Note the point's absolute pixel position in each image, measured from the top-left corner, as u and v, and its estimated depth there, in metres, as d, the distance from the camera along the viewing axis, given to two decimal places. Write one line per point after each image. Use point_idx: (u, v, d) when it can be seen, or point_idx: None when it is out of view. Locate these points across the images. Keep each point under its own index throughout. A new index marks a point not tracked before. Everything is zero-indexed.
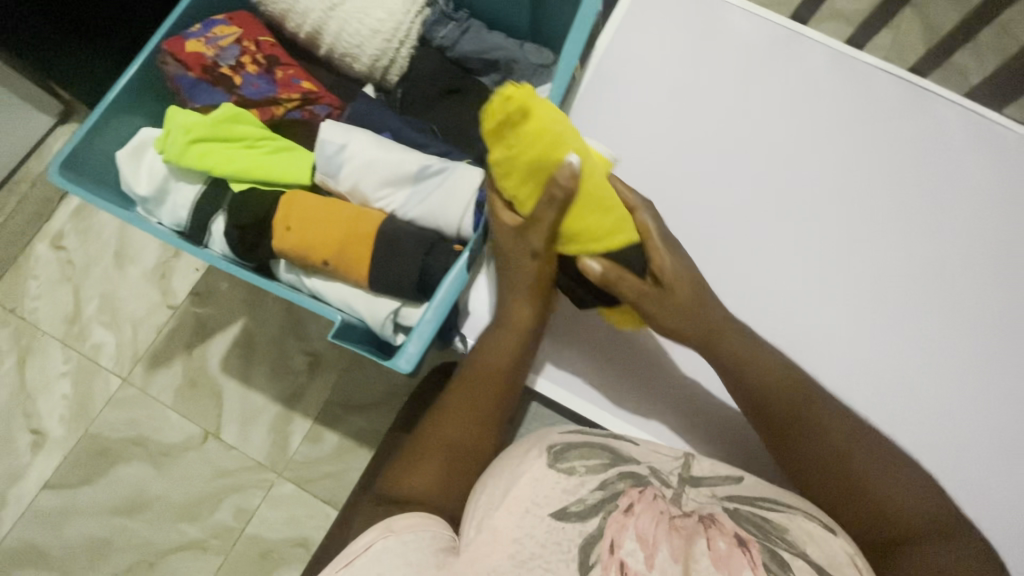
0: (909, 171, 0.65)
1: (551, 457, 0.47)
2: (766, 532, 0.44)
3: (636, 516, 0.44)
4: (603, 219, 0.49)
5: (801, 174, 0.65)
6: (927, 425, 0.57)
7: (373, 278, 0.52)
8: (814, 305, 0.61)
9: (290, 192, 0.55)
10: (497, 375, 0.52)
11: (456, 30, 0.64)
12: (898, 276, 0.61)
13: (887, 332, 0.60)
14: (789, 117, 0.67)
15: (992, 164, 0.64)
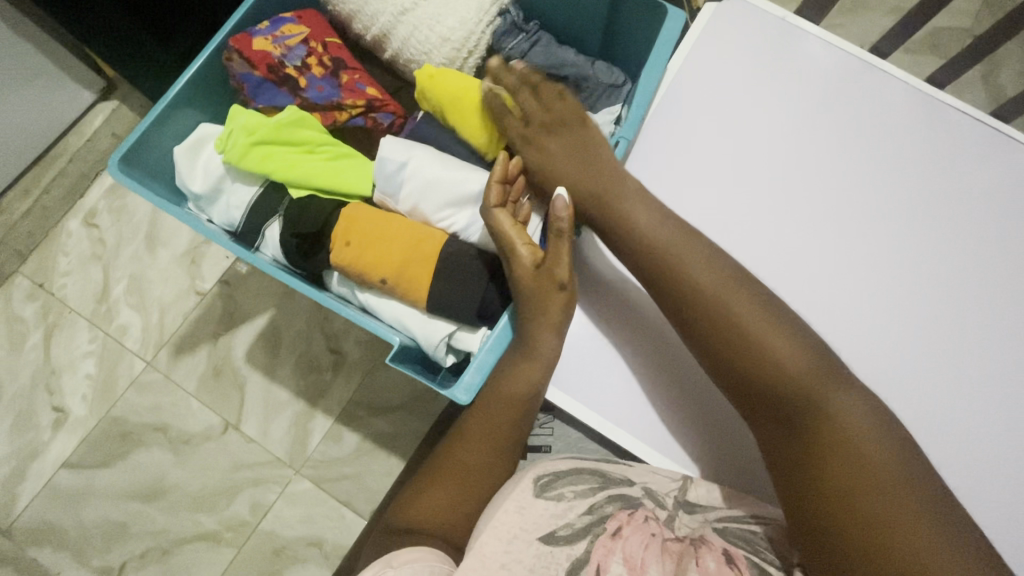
0: (989, 220, 0.62)
1: (538, 488, 0.50)
2: (754, 546, 0.48)
3: (623, 539, 0.47)
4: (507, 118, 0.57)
5: (872, 216, 0.62)
6: (987, 490, 0.55)
7: (432, 300, 0.50)
8: (882, 359, 0.58)
9: (352, 204, 0.53)
10: (515, 407, 0.50)
11: (525, 42, 0.62)
12: (972, 335, 0.59)
13: (957, 395, 0.57)
14: (863, 153, 0.64)
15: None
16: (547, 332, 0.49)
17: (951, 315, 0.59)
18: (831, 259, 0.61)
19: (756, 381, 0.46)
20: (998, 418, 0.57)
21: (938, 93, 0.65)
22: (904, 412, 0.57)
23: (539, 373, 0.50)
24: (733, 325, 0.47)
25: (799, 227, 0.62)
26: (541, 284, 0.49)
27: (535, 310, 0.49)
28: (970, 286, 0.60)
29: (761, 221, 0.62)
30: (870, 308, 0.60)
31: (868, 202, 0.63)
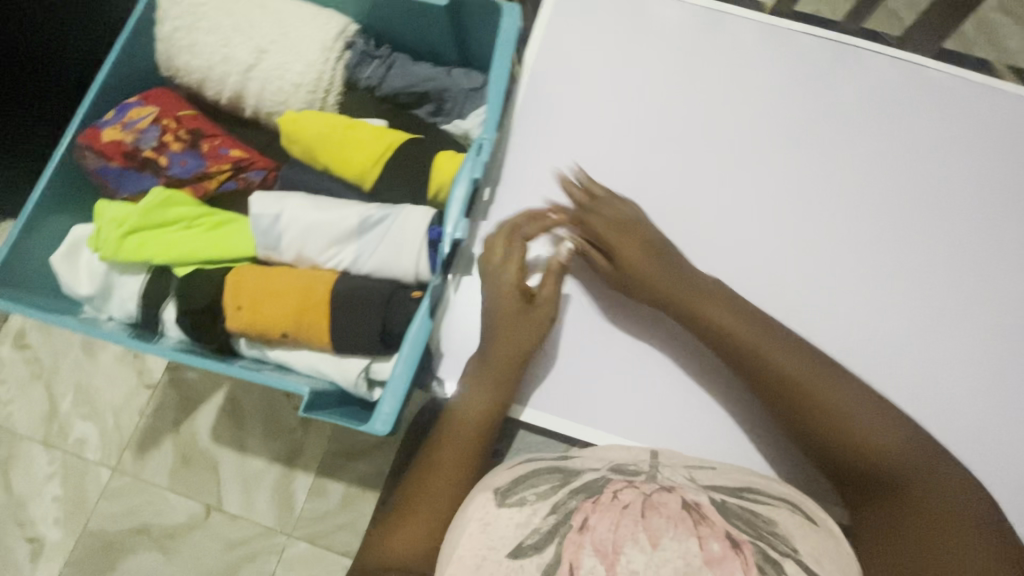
0: (851, 123, 0.65)
1: (500, 498, 0.50)
2: (756, 528, 0.45)
3: (592, 527, 0.45)
4: (363, 148, 0.56)
5: (747, 147, 0.65)
6: (900, 370, 0.59)
7: (335, 339, 0.51)
8: (788, 286, 0.61)
9: (238, 267, 0.53)
10: (477, 429, 0.54)
11: (380, 67, 0.63)
12: (860, 236, 0.62)
13: (865, 305, 0.61)
14: (726, 93, 0.67)
15: (947, 120, 0.64)
16: (508, 356, 0.55)
17: (837, 220, 0.63)
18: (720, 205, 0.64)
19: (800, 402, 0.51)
20: (902, 316, 0.60)
21: (787, 24, 0.68)
22: (812, 323, 0.60)
23: (495, 394, 0.55)
24: (760, 354, 0.52)
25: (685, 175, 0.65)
26: (535, 316, 0.56)
27: (510, 330, 0.55)
28: (847, 191, 0.64)
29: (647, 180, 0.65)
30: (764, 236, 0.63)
31: (742, 142, 0.65)
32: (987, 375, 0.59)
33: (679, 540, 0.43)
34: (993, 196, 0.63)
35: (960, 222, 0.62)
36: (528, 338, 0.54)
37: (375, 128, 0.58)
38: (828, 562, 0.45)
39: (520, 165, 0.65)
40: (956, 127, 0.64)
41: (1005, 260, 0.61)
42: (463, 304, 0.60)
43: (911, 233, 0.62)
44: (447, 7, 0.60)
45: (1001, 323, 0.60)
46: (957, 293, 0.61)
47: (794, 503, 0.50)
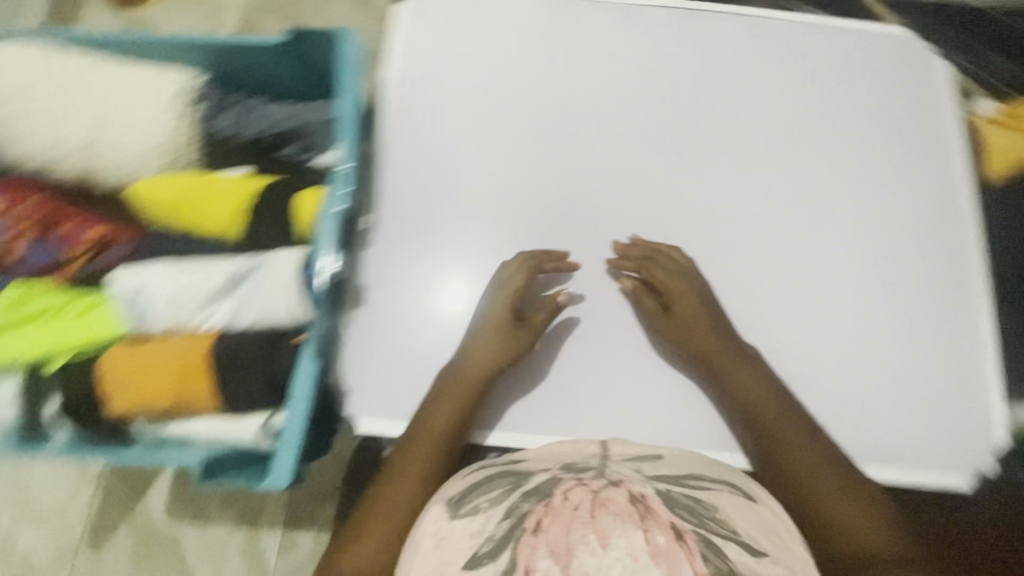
0: (708, 85, 0.69)
1: (452, 509, 0.49)
2: (699, 515, 0.46)
3: (545, 531, 0.44)
4: (213, 203, 0.56)
5: (618, 124, 0.67)
6: (793, 307, 0.62)
7: (225, 400, 0.51)
8: (677, 251, 0.64)
9: (110, 351, 0.51)
10: (444, 440, 0.54)
11: (234, 116, 0.62)
12: (734, 191, 0.66)
13: (750, 254, 0.64)
14: (588, 76, 0.68)
15: (788, 71, 0.69)
16: (476, 370, 0.56)
17: (712, 179, 0.66)
18: (601, 185, 0.66)
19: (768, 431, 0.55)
20: (784, 258, 0.64)
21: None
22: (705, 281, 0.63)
23: (465, 406, 0.56)
24: (737, 375, 0.58)
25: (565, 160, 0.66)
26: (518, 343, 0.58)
27: (486, 349, 0.57)
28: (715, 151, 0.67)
29: (530, 172, 0.65)
30: (646, 208, 0.66)
31: (610, 123, 0.67)
32: (868, 301, 0.62)
33: (628, 535, 0.42)
34: (840, 134, 0.68)
35: (817, 164, 0.67)
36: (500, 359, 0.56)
37: (225, 179, 0.57)
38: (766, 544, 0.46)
39: (400, 182, 0.64)
40: (796, 75, 0.69)
41: (862, 191, 0.66)
42: (361, 337, 0.59)
43: (777, 183, 0.66)
44: (285, 42, 0.59)
45: (869, 250, 0.64)
46: (827, 230, 0.65)
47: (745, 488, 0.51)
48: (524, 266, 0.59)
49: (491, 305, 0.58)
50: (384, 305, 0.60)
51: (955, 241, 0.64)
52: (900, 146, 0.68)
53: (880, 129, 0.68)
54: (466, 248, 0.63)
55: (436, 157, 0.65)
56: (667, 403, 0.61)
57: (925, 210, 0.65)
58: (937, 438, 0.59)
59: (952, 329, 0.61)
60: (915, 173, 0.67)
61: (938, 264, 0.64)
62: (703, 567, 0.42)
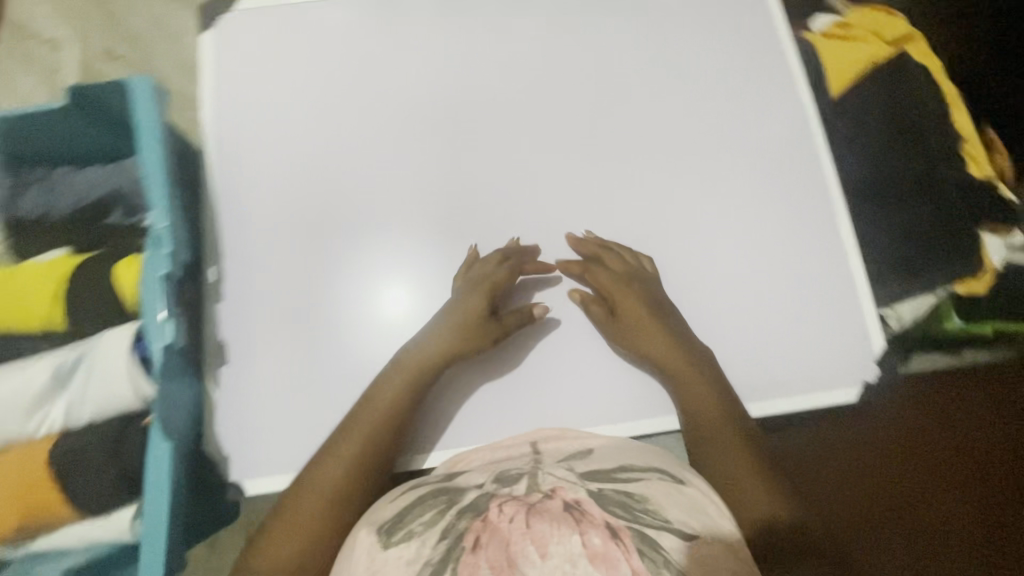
0: (541, 54, 0.68)
1: (384, 538, 0.49)
2: (633, 508, 0.48)
3: (483, 548, 0.45)
4: (23, 300, 0.51)
5: (461, 111, 0.66)
6: (665, 254, 0.64)
7: (82, 502, 0.47)
8: (547, 225, 0.64)
9: None
10: (371, 444, 0.55)
11: (39, 193, 0.59)
12: (590, 153, 0.66)
13: (617, 212, 0.65)
14: (421, 70, 0.67)
15: (616, 22, 0.69)
16: (429, 354, 0.57)
17: (566, 146, 0.66)
18: (459, 176, 0.64)
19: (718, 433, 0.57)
20: (649, 210, 0.65)
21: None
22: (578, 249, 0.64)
23: (395, 408, 0.56)
24: (689, 377, 0.59)
25: (416, 159, 0.64)
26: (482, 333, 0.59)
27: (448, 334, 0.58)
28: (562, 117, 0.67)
29: (384, 178, 0.64)
30: (509, 188, 0.64)
31: (454, 112, 0.66)
32: (730, 244, 0.64)
33: (564, 541, 0.44)
34: (676, 83, 0.68)
35: (660, 118, 0.67)
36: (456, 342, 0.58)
37: (31, 270, 0.52)
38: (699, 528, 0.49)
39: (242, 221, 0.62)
40: (625, 25, 0.69)
41: (706, 136, 0.66)
42: (236, 387, 0.57)
43: (624, 146, 0.66)
44: (65, 108, 0.54)
45: (724, 193, 0.65)
46: (680, 182, 0.65)
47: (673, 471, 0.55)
48: (491, 274, 0.60)
49: (458, 309, 0.59)
50: (246, 352, 0.58)
51: (805, 164, 0.65)
52: (735, 82, 0.68)
53: (713, 70, 0.68)
54: (414, 270, 0.62)
55: (283, 187, 0.63)
56: (556, 390, 0.62)
57: (770, 141, 0.66)
58: (824, 347, 0.61)
59: (816, 240, 0.64)
60: (759, 97, 0.68)
61: (796, 182, 0.65)
62: (640, 562, 0.44)
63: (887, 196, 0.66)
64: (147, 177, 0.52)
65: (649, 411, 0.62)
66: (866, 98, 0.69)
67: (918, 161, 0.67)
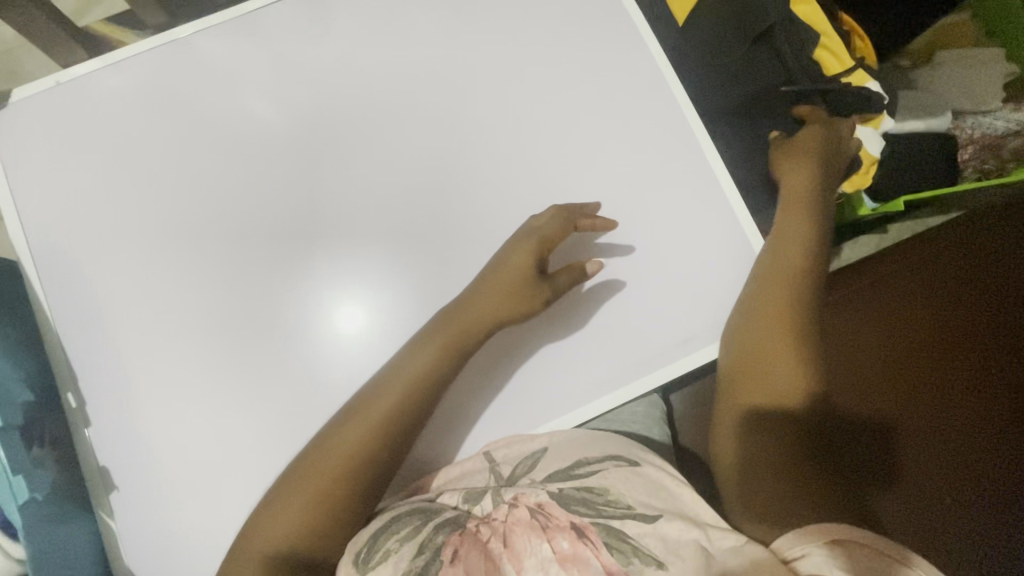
0: (361, 59, 0.63)
1: (361, 567, 0.48)
2: (593, 504, 0.51)
3: (462, 560, 0.47)
4: None
5: (296, 141, 0.62)
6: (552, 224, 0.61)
7: None
8: (421, 231, 0.60)
9: None
10: (348, 466, 0.52)
11: None
12: (441, 149, 0.62)
13: (489, 199, 0.61)
14: (239, 110, 0.62)
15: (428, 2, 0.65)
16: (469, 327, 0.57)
17: (414, 148, 0.62)
18: (314, 209, 0.60)
19: (775, 355, 0.57)
20: (519, 188, 0.62)
21: (243, 8, 0.64)
22: (459, 247, 0.60)
23: (381, 429, 0.53)
24: (759, 282, 0.58)
25: (265, 203, 0.60)
26: (523, 291, 0.57)
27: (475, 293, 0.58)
28: (402, 119, 0.62)
29: (235, 234, 0.60)
30: (369, 207, 0.61)
31: (288, 144, 0.62)
32: (604, 206, 0.62)
33: (535, 551, 0.48)
34: (507, 52, 0.64)
35: (501, 94, 0.63)
36: (490, 308, 0.57)
37: None
38: (662, 506, 0.51)
39: (93, 324, 0.57)
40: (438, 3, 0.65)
41: (552, 101, 0.63)
42: (140, 500, 0.54)
43: (476, 133, 0.62)
44: None
45: (586, 155, 0.62)
46: (538, 156, 0.62)
47: (628, 455, 0.57)
48: (541, 229, 0.57)
49: (496, 273, 0.57)
50: (136, 463, 0.55)
51: (658, 103, 0.63)
52: (567, 34, 0.64)
53: (541, 28, 0.64)
54: (367, 289, 0.59)
55: (125, 278, 0.59)
56: (476, 402, 0.60)
57: (617, 87, 0.63)
58: (727, 273, 0.60)
59: (693, 171, 0.61)
60: (597, 42, 0.64)
61: (657, 118, 0.62)
62: (609, 557, 0.47)
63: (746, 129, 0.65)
64: None
65: (574, 398, 0.59)
66: (703, 25, 0.69)
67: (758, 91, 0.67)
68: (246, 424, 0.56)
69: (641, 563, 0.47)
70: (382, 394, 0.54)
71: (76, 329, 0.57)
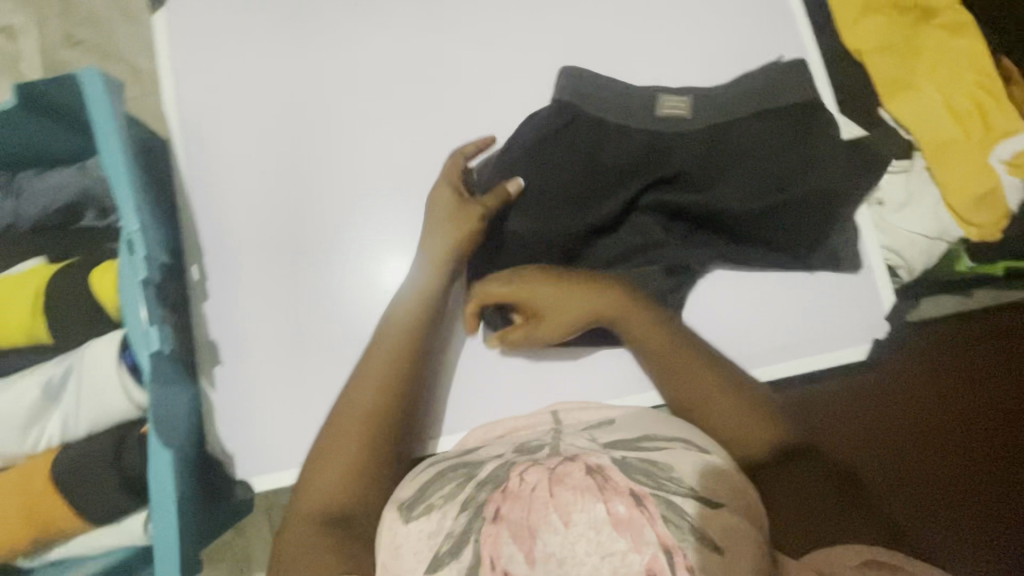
0: (521, 9, 0.64)
1: (404, 513, 0.50)
2: (655, 477, 0.47)
3: (503, 518, 0.45)
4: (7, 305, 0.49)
5: (442, 74, 0.63)
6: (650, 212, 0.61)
7: (87, 513, 0.47)
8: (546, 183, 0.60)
9: None
10: (371, 418, 0.54)
11: (5, 200, 0.56)
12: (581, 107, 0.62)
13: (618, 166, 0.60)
14: (395, 34, 0.64)
15: None
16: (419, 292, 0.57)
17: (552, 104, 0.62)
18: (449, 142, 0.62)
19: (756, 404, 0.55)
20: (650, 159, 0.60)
21: None
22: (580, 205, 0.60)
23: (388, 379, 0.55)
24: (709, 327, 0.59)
25: (402, 129, 0.62)
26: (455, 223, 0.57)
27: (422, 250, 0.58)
28: (548, 74, 0.63)
29: (368, 151, 0.62)
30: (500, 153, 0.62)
31: (436, 75, 0.63)
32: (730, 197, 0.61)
33: (588, 509, 0.43)
34: (655, 19, 0.64)
35: (648, 68, 0.63)
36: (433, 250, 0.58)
37: (20, 273, 0.51)
38: (726, 496, 0.47)
39: (221, 209, 0.60)
40: None
41: (691, 74, 0.63)
42: (237, 384, 0.57)
43: (619, 98, 0.61)
44: (18, 106, 0.50)
45: None
46: None
47: (695, 440, 0.52)
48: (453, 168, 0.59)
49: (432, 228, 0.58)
50: (238, 350, 0.58)
51: (804, 106, 0.62)
52: (723, 15, 0.63)
53: (704, 10, 0.64)
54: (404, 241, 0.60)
55: (259, 172, 0.61)
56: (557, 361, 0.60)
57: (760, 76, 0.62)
58: (840, 289, 0.58)
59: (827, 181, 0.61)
60: (757, 34, 0.63)
61: (801, 121, 0.61)
62: (665, 529, 0.43)
63: (694, 147, 0.60)
64: (106, 158, 0.50)
65: None
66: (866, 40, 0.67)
67: (679, 111, 0.60)
68: (344, 326, 0.59)
69: (698, 543, 0.43)
70: (372, 362, 0.56)
71: (204, 212, 0.60)
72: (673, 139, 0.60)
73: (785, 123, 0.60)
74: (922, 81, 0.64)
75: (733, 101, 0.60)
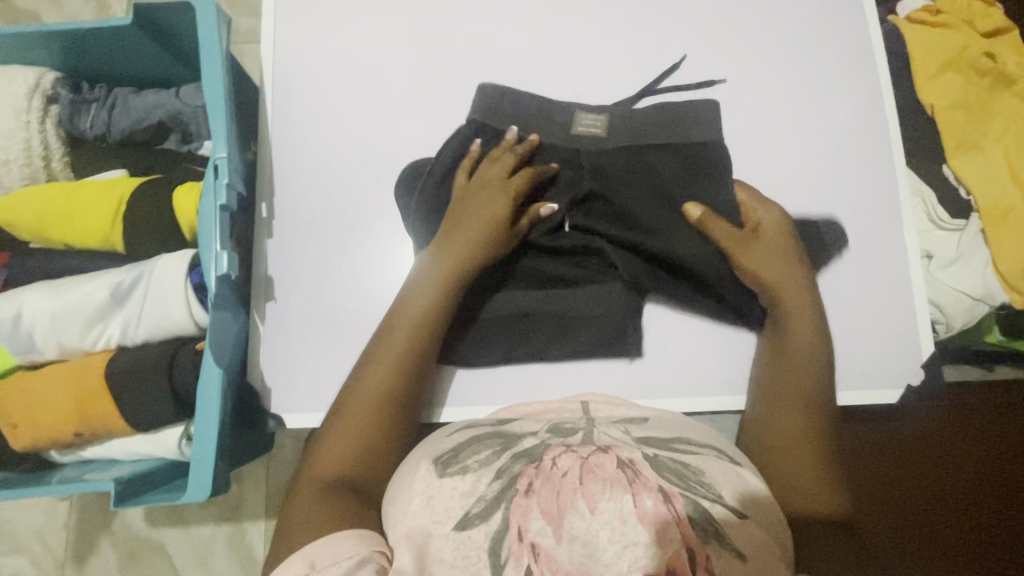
0: (611, 11, 0.66)
1: (440, 466, 0.46)
2: (685, 479, 0.44)
3: (537, 493, 0.41)
4: (92, 208, 0.52)
5: (527, 60, 0.65)
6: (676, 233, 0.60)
7: (132, 417, 0.49)
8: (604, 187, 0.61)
9: (16, 381, 0.50)
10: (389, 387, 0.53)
11: (101, 111, 0.58)
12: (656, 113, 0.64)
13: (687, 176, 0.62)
14: (488, 15, 0.66)
15: None
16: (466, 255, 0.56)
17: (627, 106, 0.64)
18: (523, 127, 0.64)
19: (804, 431, 0.53)
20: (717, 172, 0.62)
21: None
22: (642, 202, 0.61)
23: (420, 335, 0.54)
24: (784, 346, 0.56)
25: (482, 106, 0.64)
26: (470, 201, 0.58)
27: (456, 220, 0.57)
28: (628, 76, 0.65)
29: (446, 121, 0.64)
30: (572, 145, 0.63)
31: (520, 60, 0.65)
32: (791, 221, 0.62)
33: (616, 498, 0.41)
34: (739, 42, 0.66)
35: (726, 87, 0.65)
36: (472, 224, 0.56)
37: (107, 181, 0.54)
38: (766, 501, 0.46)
39: (297, 153, 0.62)
40: None
41: (767, 99, 0.64)
42: (287, 321, 0.59)
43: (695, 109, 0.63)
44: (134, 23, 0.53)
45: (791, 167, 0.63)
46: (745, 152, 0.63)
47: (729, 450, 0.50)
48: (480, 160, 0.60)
49: (464, 206, 0.58)
50: (293, 289, 0.60)
51: (874, 147, 0.63)
52: (806, 49, 0.65)
53: (789, 41, 0.65)
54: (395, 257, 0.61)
55: (338, 123, 0.63)
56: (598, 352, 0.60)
57: (835, 110, 0.64)
58: (879, 328, 0.60)
59: (886, 223, 0.61)
60: (838, 71, 0.64)
61: (869, 162, 0.63)
62: (690, 528, 0.40)
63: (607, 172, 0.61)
64: (208, 81, 0.52)
65: (694, 385, 0.60)
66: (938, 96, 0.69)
67: (594, 129, 0.61)
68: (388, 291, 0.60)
69: (721, 547, 0.41)
70: (393, 333, 0.54)
71: (282, 152, 0.62)
72: (589, 157, 0.61)
73: (681, 146, 0.61)
74: (987, 143, 0.65)
75: (649, 116, 0.62)
